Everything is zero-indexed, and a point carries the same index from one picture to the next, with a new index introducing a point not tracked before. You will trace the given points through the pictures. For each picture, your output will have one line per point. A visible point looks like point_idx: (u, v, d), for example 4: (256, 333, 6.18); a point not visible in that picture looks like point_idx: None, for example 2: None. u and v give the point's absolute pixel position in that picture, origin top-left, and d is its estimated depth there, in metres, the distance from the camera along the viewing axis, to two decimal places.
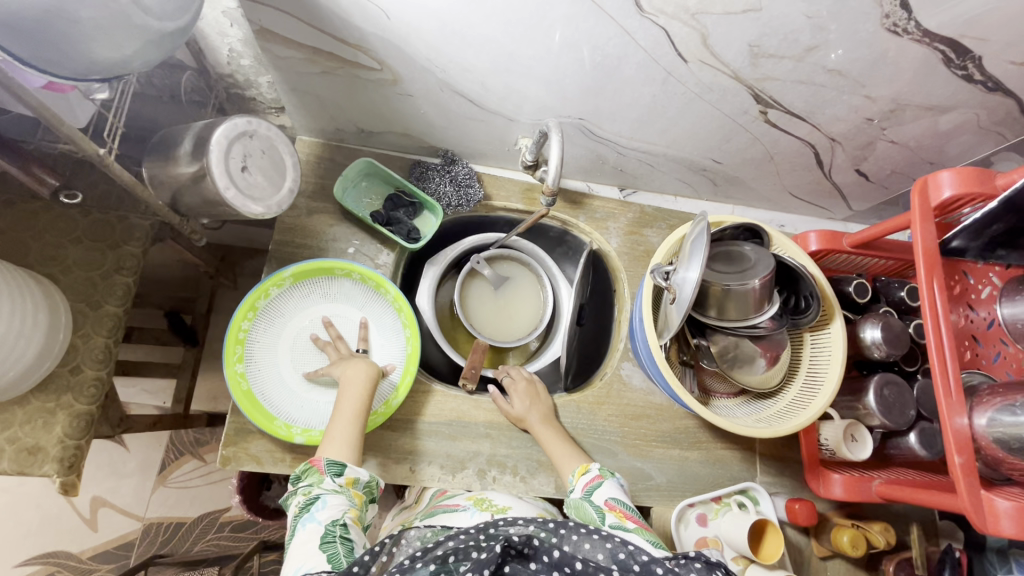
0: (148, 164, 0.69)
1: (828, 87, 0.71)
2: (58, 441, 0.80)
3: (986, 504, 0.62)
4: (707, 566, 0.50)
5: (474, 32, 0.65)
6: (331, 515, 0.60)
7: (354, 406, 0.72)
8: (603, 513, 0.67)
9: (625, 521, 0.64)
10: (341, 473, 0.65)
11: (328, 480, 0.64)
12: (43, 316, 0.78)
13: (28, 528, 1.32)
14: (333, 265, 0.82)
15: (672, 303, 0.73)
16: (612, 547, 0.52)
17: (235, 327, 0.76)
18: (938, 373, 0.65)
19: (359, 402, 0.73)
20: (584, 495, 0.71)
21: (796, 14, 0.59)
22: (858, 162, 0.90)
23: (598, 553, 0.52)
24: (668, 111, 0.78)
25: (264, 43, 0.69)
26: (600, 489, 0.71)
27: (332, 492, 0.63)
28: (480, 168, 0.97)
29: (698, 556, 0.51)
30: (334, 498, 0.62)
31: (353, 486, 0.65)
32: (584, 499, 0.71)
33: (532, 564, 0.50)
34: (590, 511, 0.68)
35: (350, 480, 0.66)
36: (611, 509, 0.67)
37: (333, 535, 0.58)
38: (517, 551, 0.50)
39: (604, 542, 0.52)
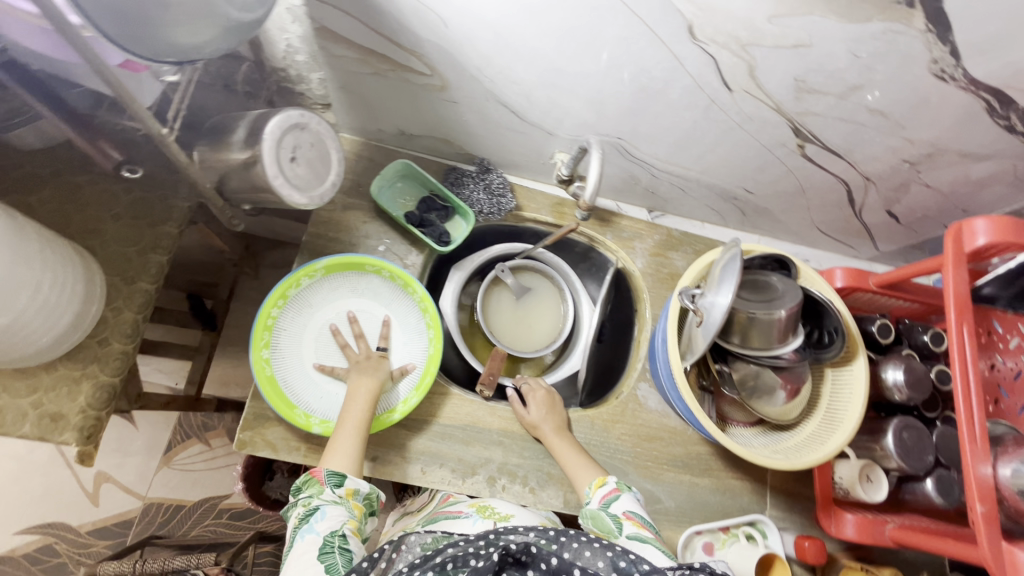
0: (198, 146, 0.71)
1: (868, 126, 0.72)
2: (80, 411, 0.81)
3: (1008, 556, 0.61)
4: None
5: (526, 46, 0.67)
6: (330, 526, 0.62)
7: (359, 416, 0.74)
8: (620, 522, 0.69)
9: (642, 531, 0.67)
10: (341, 483, 0.67)
11: (328, 490, 0.66)
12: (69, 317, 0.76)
13: (31, 497, 1.33)
14: (365, 261, 0.83)
15: (698, 326, 0.73)
16: (613, 556, 0.52)
17: (265, 314, 0.77)
18: (965, 421, 0.64)
19: (363, 413, 0.74)
20: (600, 506, 0.73)
21: (844, 52, 0.60)
22: (889, 203, 0.90)
23: (598, 561, 0.53)
24: (706, 138, 0.79)
25: (322, 41, 0.71)
26: (617, 500, 0.73)
27: (331, 503, 0.65)
28: (513, 179, 0.99)
29: (702, 567, 0.52)
30: (333, 508, 0.64)
31: (353, 498, 0.67)
32: (601, 508, 0.72)
33: (529, 572, 0.50)
34: (607, 519, 0.70)
35: (350, 491, 0.67)
36: (629, 519, 0.69)
37: (331, 546, 0.60)
38: (514, 558, 0.51)
39: (605, 550, 0.53)
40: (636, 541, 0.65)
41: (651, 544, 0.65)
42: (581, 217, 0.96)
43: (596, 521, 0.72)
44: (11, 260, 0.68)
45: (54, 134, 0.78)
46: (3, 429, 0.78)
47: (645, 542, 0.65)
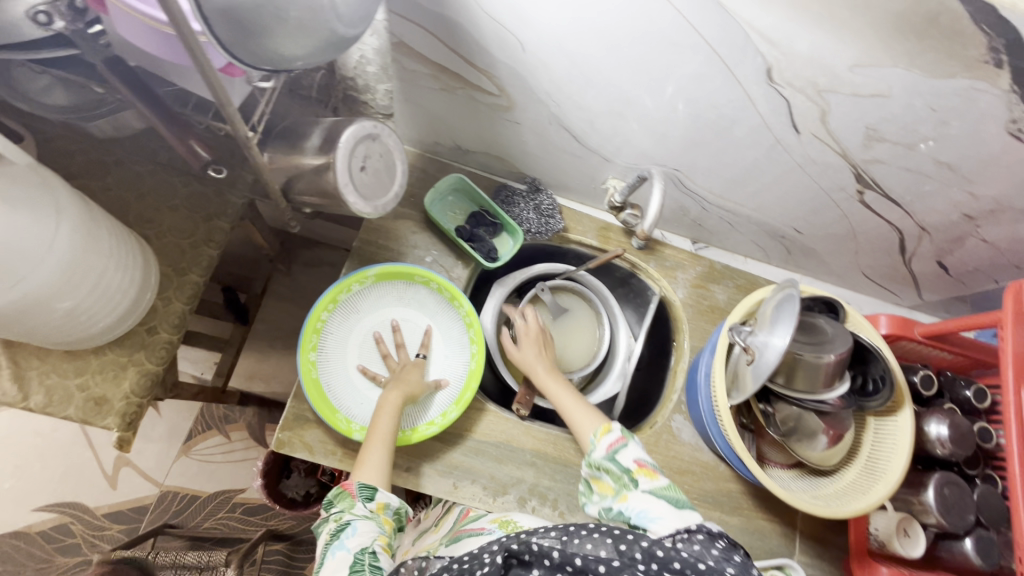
0: (269, 147, 0.72)
1: (933, 178, 0.72)
2: (124, 397, 0.82)
3: None
4: (708, 537, 0.55)
5: (600, 75, 0.68)
6: (360, 543, 0.61)
7: (390, 428, 0.72)
8: (632, 474, 0.68)
9: (656, 480, 0.66)
10: (372, 497, 0.66)
11: (359, 504, 0.65)
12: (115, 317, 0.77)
13: (51, 475, 1.34)
14: (415, 272, 0.84)
15: (749, 365, 0.73)
16: (613, 542, 0.52)
17: (315, 317, 0.78)
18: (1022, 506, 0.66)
19: (389, 424, 0.73)
20: (609, 457, 0.71)
21: (921, 105, 0.61)
22: (941, 254, 0.90)
23: (600, 551, 0.52)
24: (765, 176, 0.80)
25: (398, 55, 0.73)
26: (626, 448, 0.71)
27: (362, 517, 0.63)
28: (561, 201, 1.00)
29: (700, 528, 0.57)
30: (364, 524, 0.63)
31: (383, 512, 0.66)
32: (609, 458, 0.71)
33: (534, 570, 0.48)
34: (619, 469, 0.69)
35: (381, 505, 0.66)
36: (641, 470, 0.68)
37: (362, 564, 0.59)
38: (517, 559, 0.48)
39: (605, 538, 0.52)
40: (650, 496, 0.64)
41: (668, 497, 0.64)
42: (637, 243, 0.97)
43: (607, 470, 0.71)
44: (81, 251, 0.68)
45: (127, 126, 0.80)
46: (50, 408, 0.79)
47: (661, 495, 0.64)
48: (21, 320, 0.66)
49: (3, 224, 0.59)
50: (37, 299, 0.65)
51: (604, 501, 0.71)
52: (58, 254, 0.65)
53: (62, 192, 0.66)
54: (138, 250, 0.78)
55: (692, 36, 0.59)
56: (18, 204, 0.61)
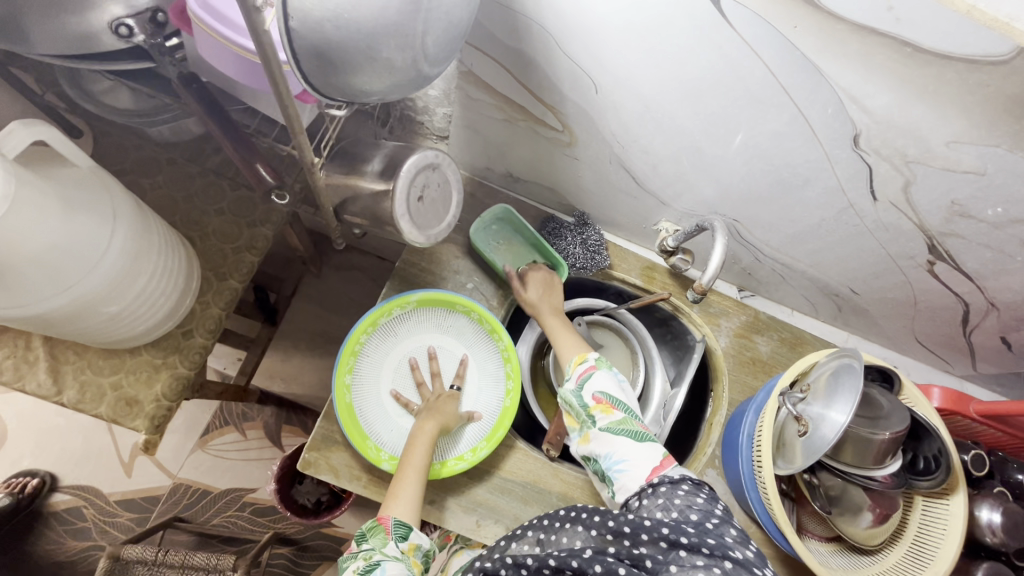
0: (327, 166, 0.70)
1: (1015, 257, 0.68)
2: (155, 399, 0.81)
3: None
4: (671, 485, 0.59)
5: (672, 122, 0.65)
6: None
7: (423, 461, 0.70)
8: (590, 411, 0.71)
9: (612, 415, 0.69)
10: (406, 537, 0.63)
11: (393, 543, 0.61)
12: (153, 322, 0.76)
13: (69, 456, 1.35)
14: (457, 301, 0.82)
15: (801, 436, 0.70)
16: (585, 529, 0.57)
17: (353, 339, 0.77)
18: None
19: (423, 457, 0.71)
20: (575, 388, 0.74)
21: (1019, 187, 0.57)
22: (1006, 330, 0.85)
23: (576, 539, 0.57)
24: (830, 237, 0.76)
25: (464, 83, 0.71)
26: (588, 381, 0.73)
27: (393, 559, 0.60)
28: (608, 236, 0.98)
29: (662, 480, 0.60)
30: (394, 566, 0.59)
31: (413, 554, 0.63)
32: (575, 392, 0.73)
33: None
34: (580, 405, 0.72)
35: (412, 546, 0.63)
36: (597, 404, 0.70)
37: None
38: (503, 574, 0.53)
39: (577, 528, 0.58)
40: (607, 434, 0.68)
41: (626, 433, 0.67)
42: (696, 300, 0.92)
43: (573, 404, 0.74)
44: (133, 258, 0.67)
45: (185, 130, 0.80)
46: (81, 405, 0.79)
47: (617, 431, 0.67)
48: (67, 322, 0.65)
49: (60, 230, 0.58)
50: (85, 303, 0.64)
51: (573, 434, 0.74)
52: (111, 259, 0.65)
53: (119, 194, 0.66)
54: (181, 253, 0.78)
55: (779, 96, 0.56)
56: (77, 208, 0.60)
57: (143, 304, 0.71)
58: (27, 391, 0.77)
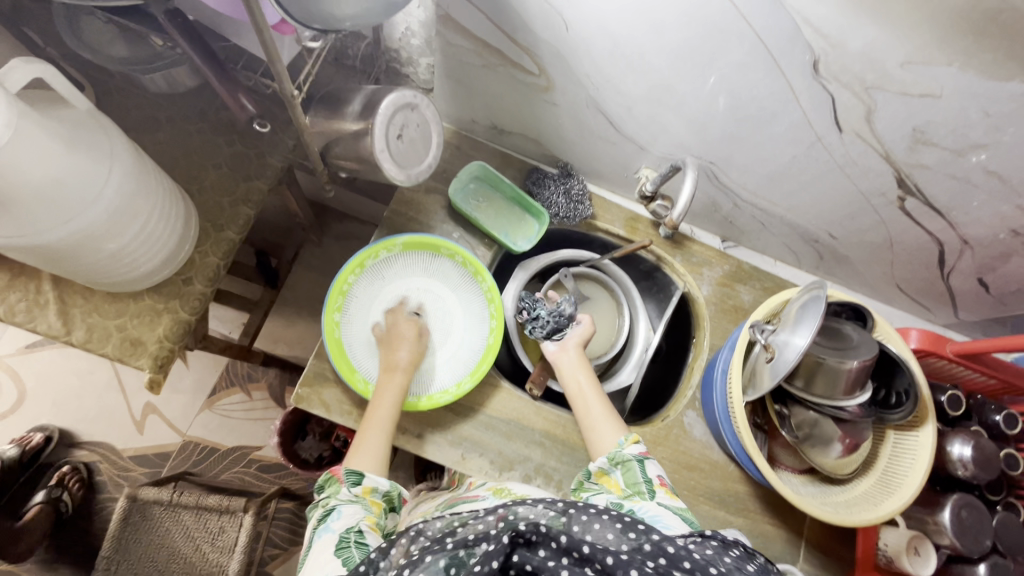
0: (313, 112, 0.76)
1: (980, 187, 0.70)
2: (159, 340, 0.85)
3: None
4: (723, 545, 0.51)
5: (642, 59, 0.67)
6: (347, 523, 0.60)
7: (387, 415, 0.73)
8: (651, 486, 0.67)
9: (675, 500, 0.66)
10: (359, 482, 0.65)
11: (346, 489, 0.64)
12: (150, 265, 0.80)
13: (85, 415, 1.41)
14: (442, 244, 0.86)
15: (767, 362, 0.73)
16: (622, 529, 0.50)
17: (342, 278, 0.80)
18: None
19: (388, 413, 0.73)
20: (638, 458, 0.71)
21: (974, 109, 0.59)
22: (982, 270, 0.87)
23: (606, 533, 0.51)
24: (803, 175, 0.78)
25: (442, 28, 0.73)
26: (652, 461, 0.71)
27: (347, 502, 0.63)
28: (592, 188, 1.00)
29: (714, 535, 0.51)
30: (349, 507, 0.62)
31: (370, 495, 0.65)
32: (637, 461, 0.70)
33: (539, 551, 0.47)
34: (642, 477, 0.68)
35: (367, 489, 0.65)
36: (662, 485, 0.68)
37: (347, 542, 0.58)
38: (524, 538, 0.47)
39: (614, 522, 0.51)
40: (667, 509, 0.64)
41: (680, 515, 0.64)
42: (663, 233, 0.97)
43: (623, 469, 0.71)
44: (132, 197, 0.72)
45: (180, 82, 0.83)
46: (90, 345, 0.83)
47: (677, 513, 0.64)
48: (71, 256, 0.70)
49: (65, 162, 0.63)
50: (88, 236, 0.68)
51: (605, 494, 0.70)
52: (109, 196, 0.69)
53: (118, 137, 0.70)
54: (172, 194, 0.80)
55: (738, 23, 0.58)
56: (77, 145, 0.64)
57: (137, 245, 0.75)
58: (39, 332, 0.82)
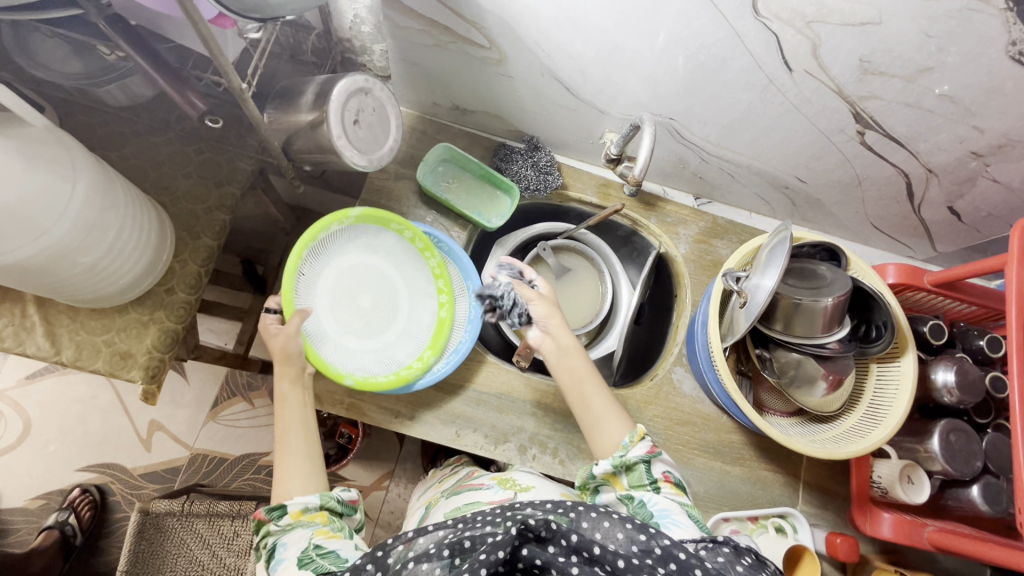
0: (268, 110, 0.78)
1: (936, 112, 0.71)
2: (147, 351, 0.86)
3: None
4: (736, 552, 0.50)
5: (587, 20, 0.67)
6: (298, 547, 0.59)
7: (297, 430, 0.70)
8: (658, 484, 0.64)
9: (681, 496, 0.64)
10: (284, 513, 0.62)
11: (275, 525, 0.62)
12: (126, 281, 0.81)
13: (91, 438, 1.43)
14: (391, 218, 0.85)
15: (741, 307, 0.75)
16: (632, 529, 0.51)
17: (294, 258, 0.75)
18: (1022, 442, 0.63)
19: (299, 426, 0.70)
20: (645, 460, 0.65)
21: (914, 32, 0.60)
22: (952, 198, 0.88)
23: (616, 533, 0.52)
24: (762, 120, 0.79)
25: (389, 11, 0.73)
26: (659, 457, 0.67)
27: (286, 534, 0.61)
28: (561, 159, 1.01)
29: (726, 541, 0.52)
30: (292, 536, 0.60)
31: (305, 514, 0.63)
32: (643, 462, 0.66)
33: (549, 548, 0.49)
34: (647, 479, 0.65)
35: (298, 512, 0.62)
36: (667, 481, 0.65)
37: (309, 556, 0.58)
38: (534, 534, 0.49)
39: (625, 522, 0.52)
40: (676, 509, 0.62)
41: (692, 515, 0.62)
42: (628, 193, 0.95)
43: (629, 471, 0.66)
44: (99, 209, 0.73)
45: (138, 93, 0.84)
46: (80, 361, 0.84)
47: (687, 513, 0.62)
48: (47, 271, 0.71)
49: (28, 179, 0.64)
50: (63, 250, 0.70)
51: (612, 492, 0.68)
52: (79, 213, 0.71)
53: (80, 152, 0.71)
54: (144, 212, 0.81)
55: None
56: (41, 162, 0.65)
57: (111, 258, 0.76)
58: (29, 355, 0.83)
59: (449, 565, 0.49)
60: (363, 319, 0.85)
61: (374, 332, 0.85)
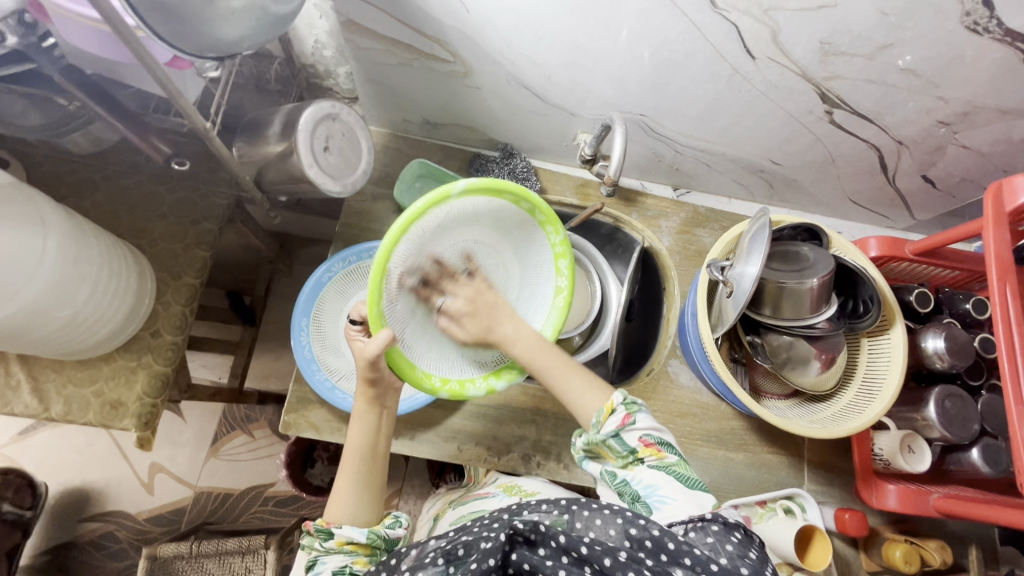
0: (236, 144, 0.77)
1: (899, 87, 0.71)
2: (138, 398, 0.84)
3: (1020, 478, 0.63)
4: (724, 529, 0.52)
5: (548, 27, 0.67)
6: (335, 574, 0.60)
7: (358, 454, 0.67)
8: (637, 453, 0.62)
9: (663, 458, 0.62)
10: (330, 536, 0.63)
11: (320, 542, 0.63)
12: (107, 332, 0.80)
13: (93, 487, 1.41)
14: (507, 188, 0.65)
15: (728, 297, 0.75)
16: (623, 524, 0.51)
17: (385, 253, 0.58)
18: (1012, 400, 0.63)
19: (365, 449, 0.68)
20: (612, 432, 0.63)
21: (870, 11, 0.60)
22: (924, 167, 0.89)
23: (609, 529, 0.52)
24: (732, 109, 0.79)
25: (349, 34, 0.73)
26: (631, 426, 0.63)
27: (328, 554, 0.62)
28: (536, 163, 1.01)
29: (715, 518, 0.53)
30: (331, 560, 0.62)
31: (349, 543, 0.63)
32: (615, 436, 0.63)
33: (540, 550, 0.51)
34: (624, 449, 0.63)
35: (342, 539, 0.62)
36: (647, 448, 0.62)
37: None
38: (524, 537, 0.51)
39: (615, 517, 0.52)
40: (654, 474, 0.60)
41: (675, 475, 0.60)
42: (605, 194, 0.92)
43: (604, 444, 0.64)
44: (72, 260, 0.73)
45: (103, 139, 0.83)
46: (70, 416, 0.82)
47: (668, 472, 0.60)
48: (26, 330, 0.71)
49: None
50: (36, 308, 0.70)
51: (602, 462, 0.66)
52: (47, 270, 0.70)
53: (48, 206, 0.70)
54: (118, 254, 0.79)
55: None
56: (4, 222, 0.65)
57: (86, 305, 0.75)
58: (17, 414, 0.81)
59: (444, 572, 0.51)
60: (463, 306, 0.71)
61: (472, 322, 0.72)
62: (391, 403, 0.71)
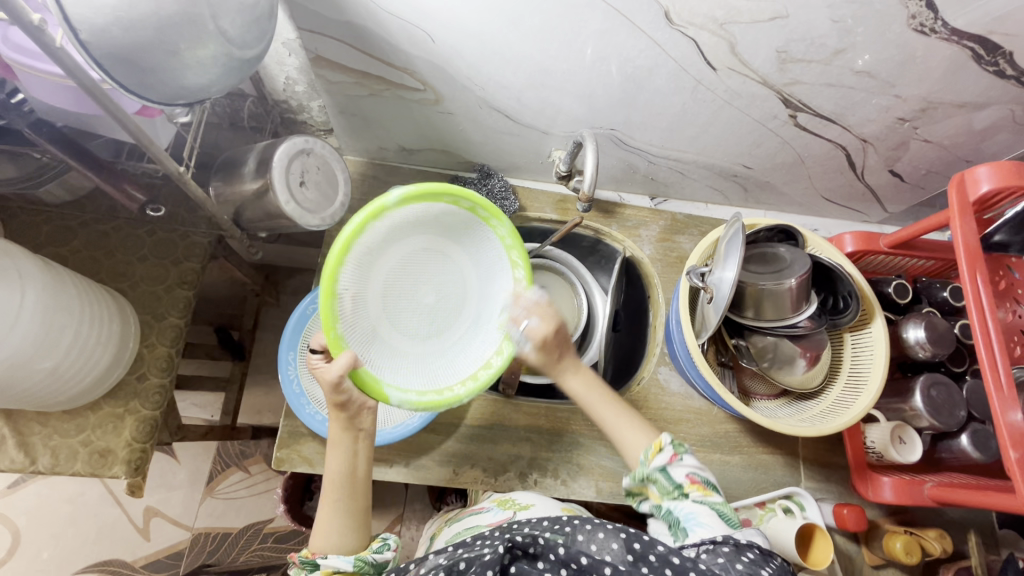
0: (212, 183, 0.77)
1: (857, 88, 0.74)
2: (127, 444, 0.83)
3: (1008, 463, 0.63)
4: (735, 550, 0.51)
5: (512, 51, 0.69)
6: None
7: (337, 482, 0.66)
8: (683, 490, 0.60)
9: (710, 495, 0.59)
10: (316, 568, 0.62)
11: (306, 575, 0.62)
12: (89, 381, 0.79)
13: (87, 536, 1.38)
14: (444, 190, 0.62)
15: (709, 303, 0.76)
16: (626, 539, 0.51)
17: (328, 278, 0.57)
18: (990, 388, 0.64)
19: (342, 477, 0.66)
20: (658, 469, 0.62)
21: (822, 19, 0.63)
22: (891, 162, 0.91)
23: (611, 543, 0.52)
24: (698, 119, 0.81)
25: (317, 69, 0.74)
26: (680, 462, 0.62)
27: None
28: (515, 182, 1.02)
29: (726, 540, 0.52)
30: None
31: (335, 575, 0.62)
32: (662, 471, 0.62)
33: (540, 564, 0.52)
34: (671, 485, 0.61)
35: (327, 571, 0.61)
36: (694, 484, 0.60)
37: None
38: (523, 551, 0.52)
39: (618, 532, 0.52)
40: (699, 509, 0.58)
41: (721, 513, 0.57)
42: (581, 209, 0.90)
43: (650, 481, 0.62)
44: (51, 310, 0.72)
45: (78, 185, 0.83)
46: (58, 467, 0.81)
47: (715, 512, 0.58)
48: (6, 386, 0.70)
49: None
50: (17, 361, 0.69)
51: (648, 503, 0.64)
52: (25, 321, 0.69)
53: (22, 258, 0.70)
54: (93, 297, 0.79)
55: None
56: None
57: (71, 354, 0.75)
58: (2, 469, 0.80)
59: None
60: (424, 316, 0.68)
61: (438, 331, 0.69)
62: (365, 425, 0.69)
